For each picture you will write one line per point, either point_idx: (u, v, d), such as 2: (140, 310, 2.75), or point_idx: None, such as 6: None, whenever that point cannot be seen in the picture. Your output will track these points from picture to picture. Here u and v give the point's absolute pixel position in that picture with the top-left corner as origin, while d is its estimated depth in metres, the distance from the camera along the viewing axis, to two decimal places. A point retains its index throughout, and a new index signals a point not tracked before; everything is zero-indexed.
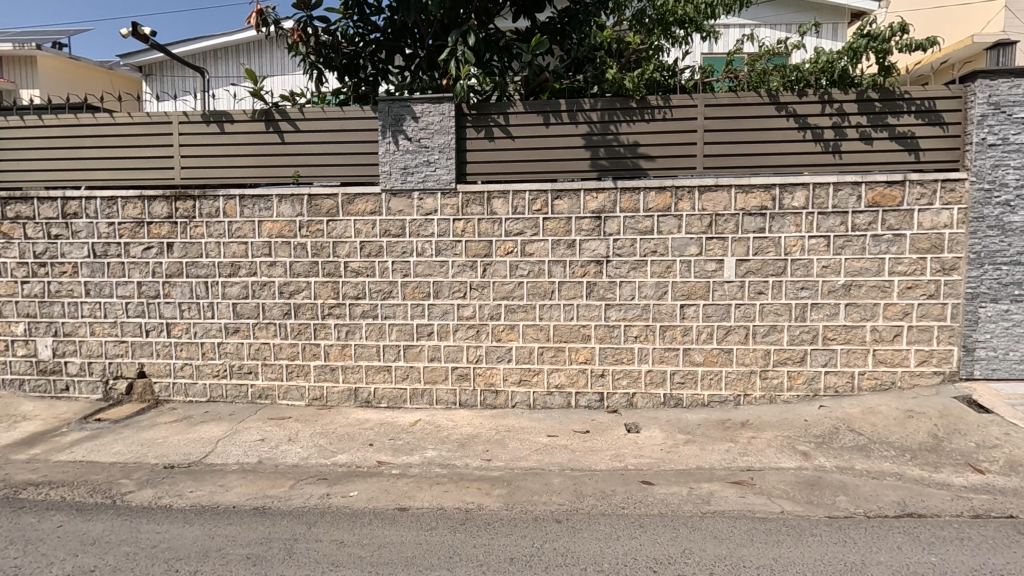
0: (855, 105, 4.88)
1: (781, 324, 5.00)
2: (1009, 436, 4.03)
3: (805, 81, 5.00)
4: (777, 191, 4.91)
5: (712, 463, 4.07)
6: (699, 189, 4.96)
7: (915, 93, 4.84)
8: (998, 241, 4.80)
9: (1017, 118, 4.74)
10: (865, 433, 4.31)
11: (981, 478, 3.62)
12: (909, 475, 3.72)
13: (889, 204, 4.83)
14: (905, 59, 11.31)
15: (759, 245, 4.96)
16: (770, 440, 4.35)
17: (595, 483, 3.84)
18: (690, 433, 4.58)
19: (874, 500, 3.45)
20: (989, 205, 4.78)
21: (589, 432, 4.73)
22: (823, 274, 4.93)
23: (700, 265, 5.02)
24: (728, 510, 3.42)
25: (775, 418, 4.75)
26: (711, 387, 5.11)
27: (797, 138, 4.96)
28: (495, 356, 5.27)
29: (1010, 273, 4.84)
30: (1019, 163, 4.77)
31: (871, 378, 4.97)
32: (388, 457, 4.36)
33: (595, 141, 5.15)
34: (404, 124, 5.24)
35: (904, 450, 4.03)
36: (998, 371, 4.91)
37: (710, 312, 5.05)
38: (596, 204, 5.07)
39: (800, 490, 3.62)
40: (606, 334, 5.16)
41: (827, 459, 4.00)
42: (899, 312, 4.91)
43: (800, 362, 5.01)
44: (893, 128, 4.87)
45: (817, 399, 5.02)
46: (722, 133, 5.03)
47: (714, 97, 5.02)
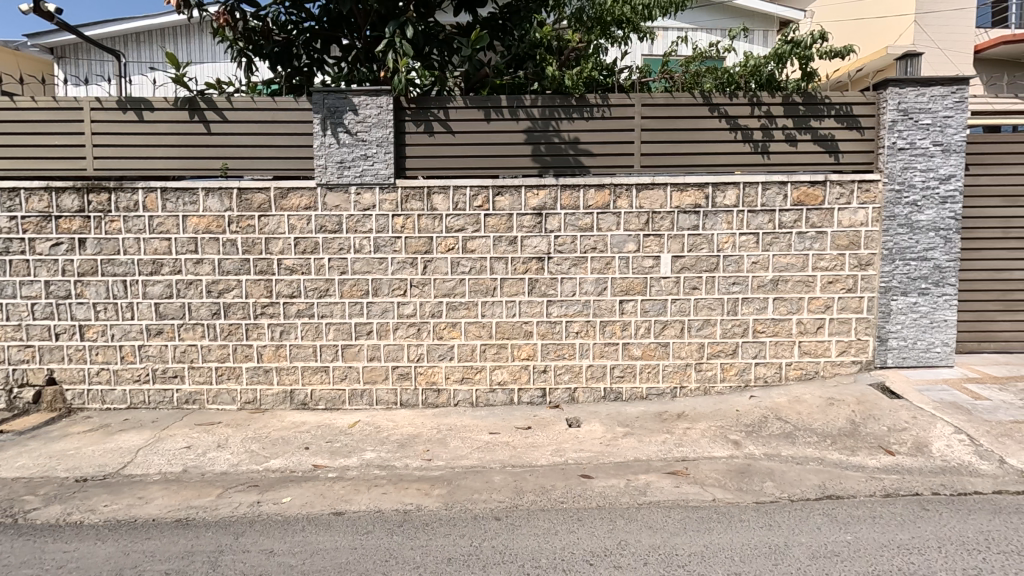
0: (781, 109, 5.12)
1: (714, 318, 5.19)
2: (917, 419, 4.34)
3: (735, 84, 5.13)
4: (710, 190, 5.08)
5: (649, 454, 4.18)
6: (636, 187, 5.07)
7: (835, 98, 5.13)
8: (907, 238, 5.16)
9: (923, 124, 5.11)
10: (791, 421, 4.53)
11: (892, 459, 3.88)
12: (829, 459, 3.94)
13: (812, 203, 5.10)
14: (827, 66, 12.03)
15: (693, 242, 5.12)
16: (704, 431, 4.50)
17: (535, 479, 3.86)
18: (629, 426, 4.68)
19: (798, 484, 3.63)
20: (900, 205, 5.12)
21: (531, 428, 4.74)
22: (753, 269, 5.14)
23: (638, 262, 5.14)
24: (664, 500, 3.51)
25: (709, 409, 4.92)
26: (649, 380, 5.23)
27: (728, 138, 5.15)
28: (437, 354, 5.21)
29: (918, 268, 5.20)
30: (925, 166, 5.14)
31: (797, 369, 5.24)
32: (325, 460, 4.22)
33: (535, 138, 5.16)
34: (341, 117, 5.07)
35: (825, 436, 4.26)
36: (908, 359, 5.28)
37: (648, 308, 5.18)
38: (537, 201, 5.09)
39: (731, 477, 3.77)
40: (548, 330, 5.19)
41: (756, 447, 4.18)
42: (821, 306, 5.19)
43: (732, 355, 5.22)
44: (816, 130, 5.14)
45: (747, 389, 5.24)
46: (659, 133, 5.16)
47: (650, 97, 5.14)
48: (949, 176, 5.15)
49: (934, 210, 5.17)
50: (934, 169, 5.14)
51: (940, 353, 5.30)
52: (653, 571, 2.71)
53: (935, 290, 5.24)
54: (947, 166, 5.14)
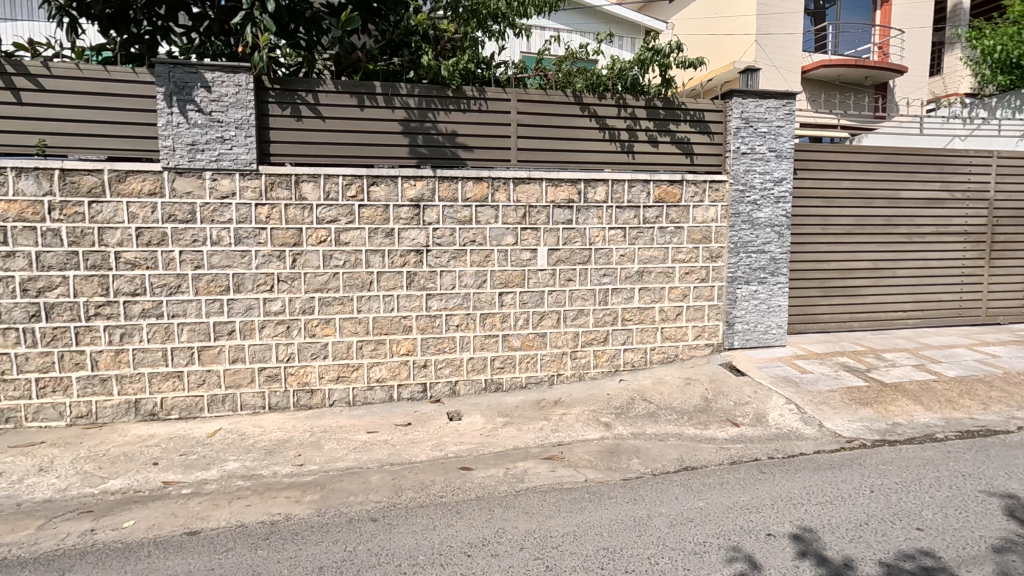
0: (644, 112, 5.48)
1: (588, 308, 5.45)
2: (757, 393, 4.92)
3: (604, 85, 5.46)
4: (582, 185, 5.32)
5: (527, 442, 4.30)
6: (513, 181, 5.16)
7: (689, 105, 5.62)
8: (749, 233, 5.81)
9: (760, 132, 5.77)
10: (655, 401, 4.91)
11: (737, 430, 4.35)
12: (686, 434, 4.32)
13: (672, 200, 5.55)
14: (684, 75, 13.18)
15: (567, 236, 5.34)
16: (579, 415, 4.73)
17: (414, 476, 3.79)
18: (509, 416, 4.77)
19: (659, 459, 3.95)
20: (743, 204, 5.74)
21: (410, 425, 4.65)
22: (621, 262, 5.48)
23: (516, 254, 5.24)
24: (540, 485, 3.62)
25: (583, 394, 5.17)
26: (528, 370, 5.37)
27: (597, 137, 5.42)
28: (310, 352, 4.91)
29: (758, 260, 5.87)
30: (763, 170, 5.80)
31: (660, 353, 5.68)
32: (177, 476, 3.80)
33: (412, 129, 5.04)
34: (193, 94, 4.57)
35: (683, 413, 4.67)
36: (750, 341, 5.96)
37: (526, 299, 5.30)
38: (415, 192, 4.98)
39: (601, 458, 3.99)
40: (428, 324, 5.11)
41: (624, 427, 4.47)
42: (680, 294, 5.68)
43: (603, 342, 5.52)
44: (674, 134, 5.59)
45: (617, 373, 5.58)
46: (534, 129, 5.29)
47: (525, 93, 5.25)
48: (782, 178, 5.87)
49: (770, 209, 5.86)
50: (770, 172, 5.83)
51: (775, 334, 6.04)
52: (529, 555, 2.78)
53: (771, 279, 5.95)
54: (780, 170, 5.85)
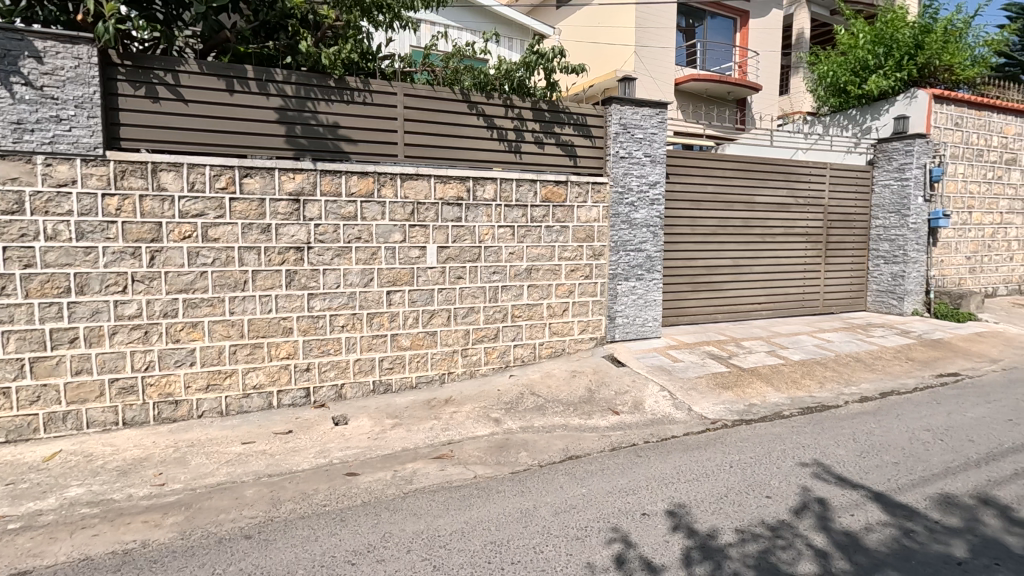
0: (531, 113, 5.62)
1: (478, 305, 5.49)
2: (635, 382, 5.26)
3: (491, 85, 5.57)
4: (471, 183, 5.34)
5: (417, 442, 4.24)
6: (400, 177, 5.05)
7: (573, 109, 5.85)
8: (628, 233, 6.18)
9: (637, 137, 6.15)
10: (543, 395, 5.06)
11: (618, 418, 4.62)
12: (571, 425, 4.51)
13: (557, 200, 5.76)
14: (570, 80, 13.76)
15: (457, 234, 5.34)
16: (469, 412, 4.74)
17: (295, 486, 3.58)
18: (398, 417, 4.67)
19: (546, 450, 4.08)
20: (622, 205, 6.11)
21: (292, 432, 4.39)
22: (510, 259, 5.59)
23: (404, 252, 5.14)
24: (429, 485, 3.59)
25: (474, 391, 5.19)
26: (418, 369, 5.29)
27: (485, 136, 5.46)
28: (173, 359, 4.45)
29: (636, 258, 6.27)
30: (640, 173, 6.20)
31: (548, 347, 5.87)
32: (2, 509, 3.26)
33: (289, 118, 4.74)
34: (18, 64, 3.93)
35: (568, 405, 4.87)
36: (630, 333, 6.35)
37: (415, 298, 5.22)
38: (294, 185, 4.69)
39: (490, 453, 4.04)
40: (310, 325, 4.85)
41: (513, 422, 4.56)
42: (566, 291, 5.91)
43: (494, 339, 5.59)
44: (559, 136, 5.80)
45: (507, 369, 5.68)
46: (421, 125, 5.22)
47: (412, 87, 5.15)
48: (656, 182, 6.30)
49: (646, 210, 6.27)
50: (645, 176, 6.23)
51: (651, 327, 6.48)
52: (416, 557, 2.74)
53: (647, 275, 6.38)
54: (654, 174, 6.28)
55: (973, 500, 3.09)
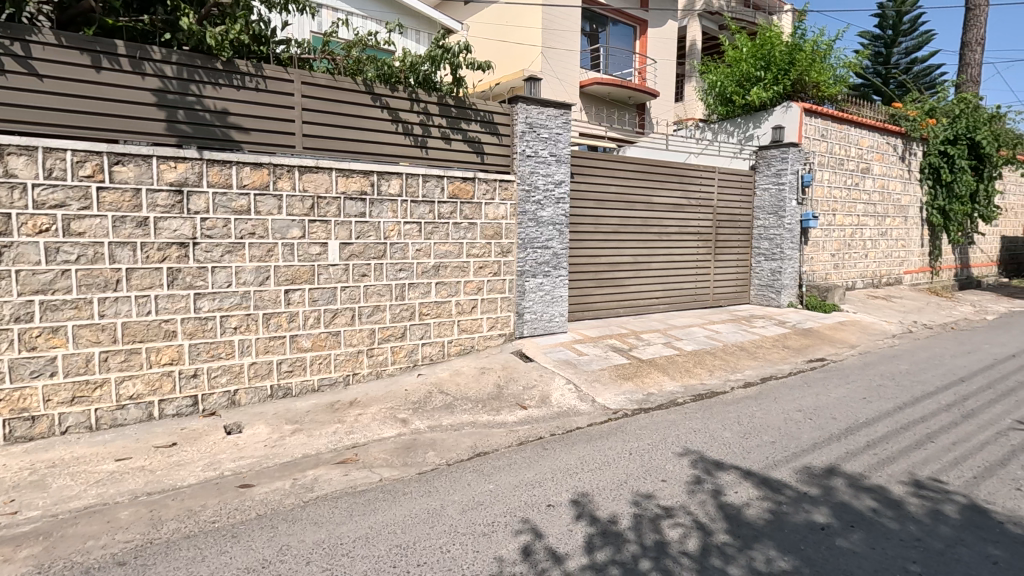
0: (436, 108, 5.56)
1: (384, 304, 5.34)
2: (542, 376, 5.39)
3: (396, 77, 5.42)
4: (375, 178, 5.18)
5: (318, 448, 4.05)
6: (298, 169, 4.78)
7: (479, 106, 5.86)
8: (535, 230, 6.29)
9: (542, 137, 6.27)
10: (451, 393, 5.03)
11: (525, 412, 4.70)
12: (480, 421, 4.52)
13: (464, 197, 5.75)
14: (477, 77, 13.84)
15: (361, 230, 5.16)
16: (375, 414, 4.60)
17: (179, 504, 3.28)
18: (298, 422, 4.43)
19: (454, 448, 4.06)
20: (529, 203, 6.21)
21: (177, 444, 4.02)
22: (417, 256, 5.50)
23: (304, 248, 4.88)
24: (331, 492, 3.44)
25: (380, 392, 5.05)
26: (320, 371, 5.05)
27: (390, 130, 5.34)
28: (27, 370, 3.91)
29: (543, 255, 6.40)
30: (546, 173, 6.34)
31: (457, 345, 5.85)
32: None
33: (170, 101, 4.33)
34: None
35: (477, 401, 4.88)
36: (538, 329, 6.48)
37: (316, 296, 4.97)
38: (175, 175, 4.30)
39: (397, 455, 3.95)
40: (197, 328, 4.46)
41: (421, 422, 4.49)
42: (475, 288, 5.92)
43: (401, 338, 5.47)
44: (466, 133, 5.79)
45: (416, 368, 5.57)
46: (321, 116, 4.98)
47: (310, 75, 4.90)
48: (561, 181, 6.46)
49: (552, 208, 6.42)
50: (551, 175, 6.37)
51: (559, 322, 6.65)
52: (317, 568, 2.61)
53: (554, 272, 6.53)
54: (559, 173, 6.44)
55: (834, 471, 3.48)
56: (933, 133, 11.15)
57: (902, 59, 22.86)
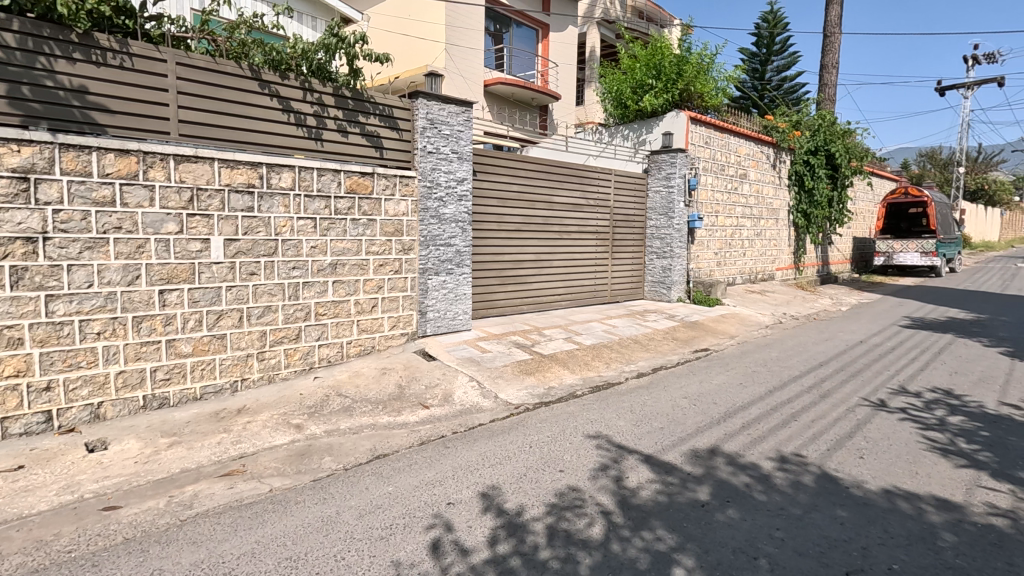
0: (332, 99, 5.35)
1: (276, 304, 5.03)
2: (445, 374, 5.36)
3: (287, 64, 5.13)
4: (264, 170, 4.87)
5: (199, 461, 3.73)
6: (174, 157, 4.38)
7: (378, 99, 5.70)
8: (437, 228, 6.24)
9: (444, 134, 6.23)
10: (350, 395, 4.85)
11: (427, 412, 4.65)
12: (380, 423, 4.40)
13: (363, 192, 5.58)
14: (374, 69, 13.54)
15: (248, 225, 4.83)
16: (266, 421, 4.32)
17: (25, 535, 2.88)
18: (176, 434, 4.04)
19: (352, 452, 3.92)
20: (431, 199, 6.14)
21: (24, 468, 3.52)
22: (312, 253, 5.25)
23: (181, 244, 4.47)
24: (213, 508, 3.18)
25: (272, 398, 4.74)
26: (203, 378, 4.65)
27: (280, 120, 5.05)
28: None
29: (445, 253, 6.36)
30: (448, 169, 6.30)
31: (357, 345, 5.66)
32: None
33: (12, 75, 3.78)
34: None
35: (377, 403, 4.74)
36: (441, 327, 6.43)
37: (197, 297, 4.58)
38: (19, 160, 3.75)
39: (289, 463, 3.74)
40: (49, 334, 3.93)
41: (317, 427, 4.28)
42: (375, 286, 5.77)
43: (295, 340, 5.19)
44: (363, 126, 5.63)
45: (312, 371, 5.31)
46: (200, 100, 4.59)
47: (186, 55, 4.50)
48: (463, 179, 6.45)
49: (454, 206, 6.39)
50: (453, 172, 6.34)
51: (462, 320, 6.64)
52: None
53: (457, 270, 6.51)
54: (461, 171, 6.42)
55: (714, 451, 3.78)
56: (799, 144, 12.42)
57: (774, 76, 25.33)
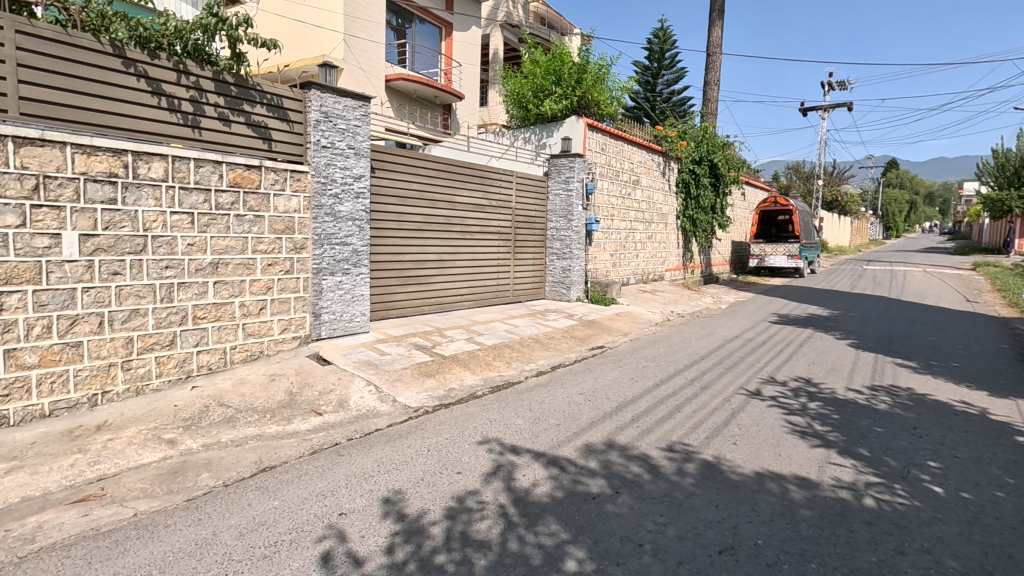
0: (212, 84, 4.94)
1: (144, 307, 4.54)
2: (340, 379, 5.13)
3: (157, 42, 4.69)
4: (130, 158, 4.38)
5: (46, 487, 3.27)
6: (14, 138, 3.80)
7: (266, 87, 5.35)
8: (332, 226, 5.97)
9: (339, 128, 5.97)
10: (233, 404, 4.49)
11: (320, 419, 4.42)
12: (267, 433, 4.12)
13: (248, 185, 5.22)
14: (260, 54, 12.71)
15: (110, 219, 4.32)
16: (132, 437, 3.88)
17: None
18: (17, 458, 3.50)
19: (234, 466, 3.63)
20: (325, 196, 5.87)
21: None
22: (189, 252, 4.80)
23: (24, 240, 3.89)
24: (62, 540, 2.80)
25: (141, 411, 4.27)
26: (53, 393, 4.06)
27: (150, 104, 4.58)
28: None
29: (341, 252, 6.10)
30: (343, 165, 6.05)
31: (242, 351, 5.27)
32: None
33: None
34: None
35: (264, 412, 4.43)
36: (337, 330, 6.16)
37: (45, 300, 4.01)
38: None
39: (159, 482, 3.39)
40: None
41: (193, 441, 3.92)
42: (262, 287, 5.41)
43: (168, 346, 4.71)
44: (249, 115, 5.25)
45: (189, 380, 4.85)
46: (49, 76, 4.03)
47: (30, 24, 3.92)
48: (360, 176, 6.23)
49: (351, 204, 6.15)
50: (349, 168, 6.10)
51: (360, 322, 6.40)
52: None
53: (354, 270, 6.27)
54: (358, 167, 6.20)
55: (606, 445, 3.94)
56: (686, 154, 13.37)
57: (664, 89, 27.09)
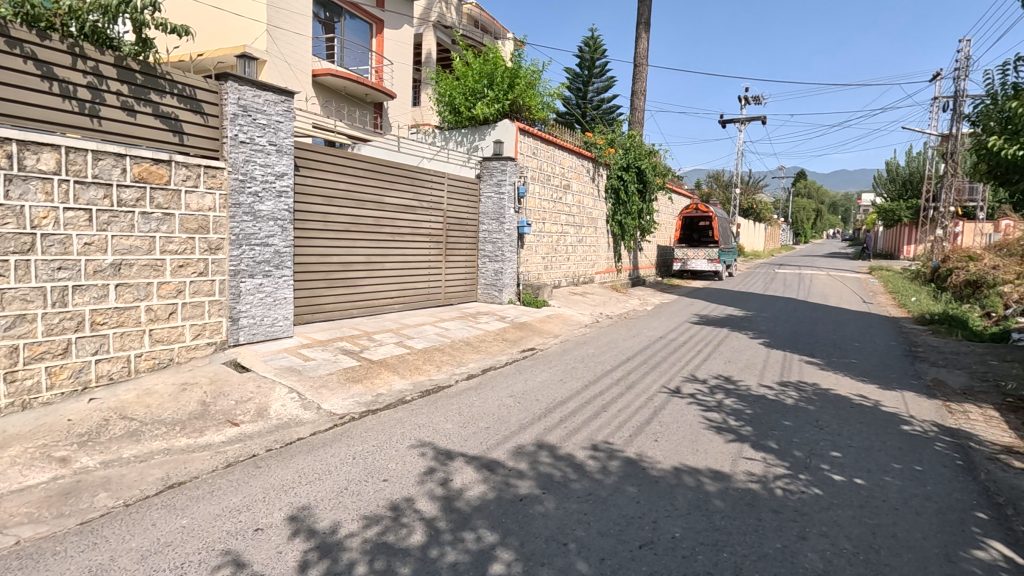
0: (113, 71, 4.57)
1: (32, 313, 4.11)
2: (260, 387, 4.87)
3: (47, 22, 4.27)
4: (15, 147, 3.96)
5: None
6: None
7: (176, 77, 5.01)
8: (251, 225, 5.69)
9: (259, 123, 5.69)
10: (138, 417, 4.15)
11: (236, 430, 4.17)
12: (176, 447, 3.84)
13: (156, 181, 4.86)
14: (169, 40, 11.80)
15: None
16: (16, 457, 3.50)
17: None
18: None
19: (137, 484, 3.36)
20: (243, 194, 5.58)
21: None
22: (86, 252, 4.40)
23: None
24: None
25: (27, 427, 3.86)
26: None
27: (40, 89, 4.17)
28: None
29: (261, 253, 5.83)
30: (264, 162, 5.77)
31: (148, 359, 4.89)
32: None
33: None
34: None
35: (173, 424, 4.13)
36: (257, 335, 5.88)
37: None
38: None
39: (48, 506, 3.08)
40: None
41: (89, 458, 3.59)
42: (172, 291, 5.05)
43: (62, 355, 4.29)
44: (157, 106, 4.90)
45: (86, 392, 4.43)
46: None
47: None
48: (283, 173, 5.97)
49: (272, 202, 5.88)
50: (270, 166, 5.83)
51: (283, 326, 6.12)
52: None
53: (276, 272, 6.00)
54: (280, 165, 5.93)
55: (535, 446, 3.98)
56: (614, 160, 13.81)
57: (594, 96, 27.86)
